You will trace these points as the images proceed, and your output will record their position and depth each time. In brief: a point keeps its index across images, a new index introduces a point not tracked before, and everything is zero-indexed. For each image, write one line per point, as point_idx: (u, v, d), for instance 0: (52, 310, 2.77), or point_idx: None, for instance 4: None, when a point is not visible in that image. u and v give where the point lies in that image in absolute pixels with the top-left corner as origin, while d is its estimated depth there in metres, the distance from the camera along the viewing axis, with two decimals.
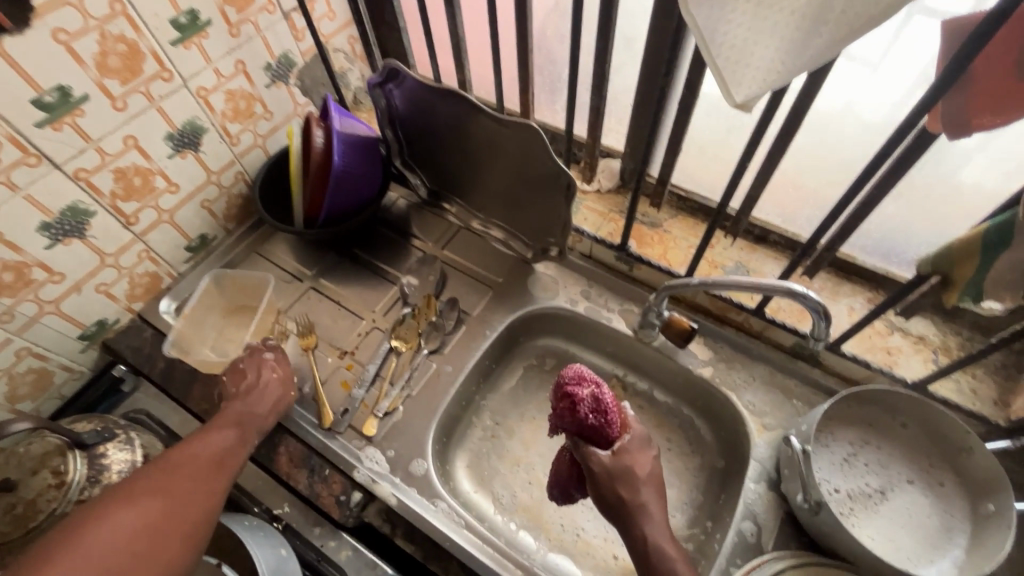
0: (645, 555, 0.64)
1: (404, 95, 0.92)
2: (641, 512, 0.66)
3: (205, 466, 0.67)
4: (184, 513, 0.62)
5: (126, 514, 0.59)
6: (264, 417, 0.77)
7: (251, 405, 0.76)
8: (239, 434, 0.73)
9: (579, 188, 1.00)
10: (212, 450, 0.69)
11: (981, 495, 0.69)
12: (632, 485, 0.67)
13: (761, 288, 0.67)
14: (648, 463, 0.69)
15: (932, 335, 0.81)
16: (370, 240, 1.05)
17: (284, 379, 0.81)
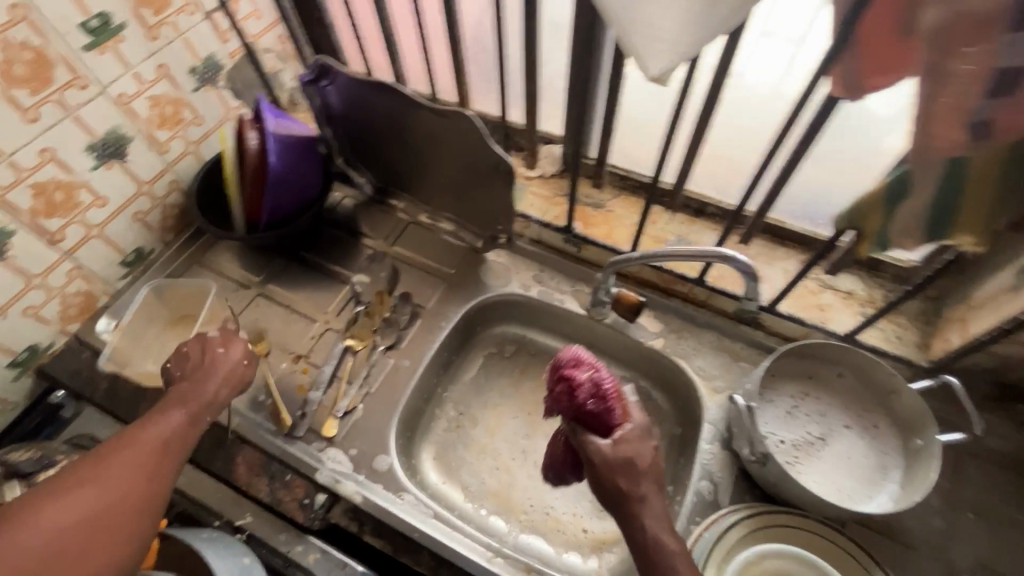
0: (647, 554, 0.57)
1: (338, 92, 0.91)
2: (639, 503, 0.60)
3: (153, 449, 0.62)
4: (133, 498, 0.58)
5: (66, 502, 0.55)
6: (213, 399, 0.70)
7: (201, 384, 0.71)
8: (189, 415, 0.67)
9: (522, 175, 1.01)
10: (162, 433, 0.64)
11: (910, 432, 0.74)
12: (632, 476, 0.61)
13: (696, 255, 0.70)
14: (650, 455, 0.63)
15: (860, 289, 0.86)
16: (317, 242, 1.03)
17: (239, 360, 0.75)
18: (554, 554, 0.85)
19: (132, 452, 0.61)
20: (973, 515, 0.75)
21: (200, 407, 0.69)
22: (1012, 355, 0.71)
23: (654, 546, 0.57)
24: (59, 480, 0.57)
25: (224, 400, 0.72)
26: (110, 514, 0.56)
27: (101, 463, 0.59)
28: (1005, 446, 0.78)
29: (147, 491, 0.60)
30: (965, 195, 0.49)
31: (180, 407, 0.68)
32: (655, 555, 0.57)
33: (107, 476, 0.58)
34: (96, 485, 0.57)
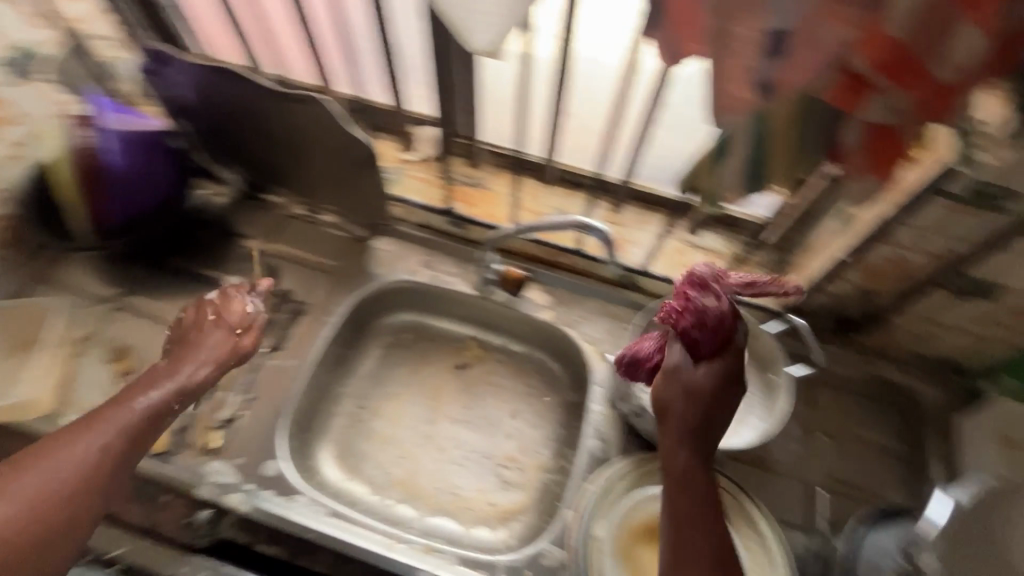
0: (679, 489, 0.57)
1: (183, 80, 0.83)
2: (683, 434, 0.59)
3: (131, 429, 0.62)
4: (103, 478, 0.59)
5: (40, 476, 0.56)
6: (201, 378, 0.71)
7: (177, 364, 0.71)
8: (170, 394, 0.68)
9: (399, 160, 0.99)
10: (138, 409, 0.64)
11: (767, 367, 0.82)
12: (695, 416, 0.59)
13: (557, 225, 0.75)
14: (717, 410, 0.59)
15: (721, 246, 0.93)
16: (184, 244, 0.95)
17: (231, 332, 0.77)
18: (464, 531, 0.86)
19: (108, 431, 0.61)
20: (824, 436, 0.84)
21: (184, 387, 0.69)
22: (841, 291, 0.80)
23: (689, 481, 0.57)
24: (33, 452, 0.58)
25: (207, 378, 0.72)
26: (84, 491, 0.57)
27: (75, 439, 0.59)
28: (849, 373, 0.87)
29: (118, 473, 0.60)
30: (771, 148, 0.52)
31: (166, 382, 0.68)
32: (689, 491, 0.56)
33: (80, 454, 0.58)
34: (70, 461, 0.58)
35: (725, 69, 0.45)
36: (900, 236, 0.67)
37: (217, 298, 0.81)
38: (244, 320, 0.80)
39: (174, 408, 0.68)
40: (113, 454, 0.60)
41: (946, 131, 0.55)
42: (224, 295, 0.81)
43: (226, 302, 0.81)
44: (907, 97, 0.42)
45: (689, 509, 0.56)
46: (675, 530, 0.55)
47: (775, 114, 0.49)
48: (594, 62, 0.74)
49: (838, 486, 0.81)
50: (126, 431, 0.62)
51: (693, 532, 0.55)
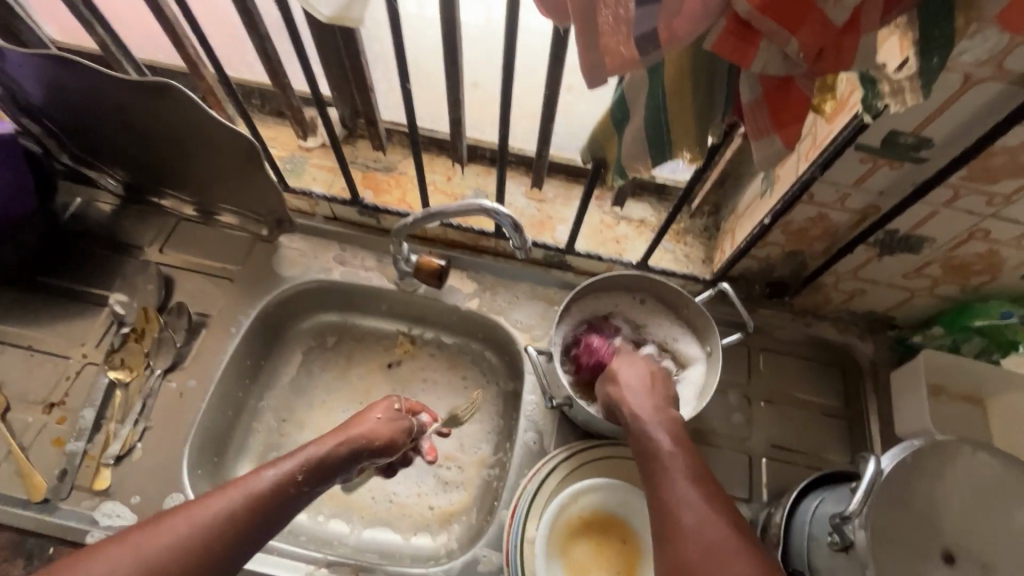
0: (642, 428, 0.58)
1: (23, 73, 0.71)
2: (631, 392, 0.62)
3: (258, 509, 0.53)
4: (222, 551, 0.50)
5: (160, 535, 0.48)
6: (328, 453, 0.59)
7: (333, 438, 0.61)
8: (291, 466, 0.56)
9: (298, 148, 0.89)
10: (269, 488, 0.54)
11: (702, 338, 0.79)
12: (633, 379, 0.64)
13: (464, 210, 0.68)
14: (648, 368, 0.66)
15: (651, 216, 0.88)
16: (59, 260, 0.84)
17: (375, 421, 0.65)
18: (402, 541, 0.81)
19: (237, 498, 0.52)
20: (764, 404, 0.82)
21: (311, 462, 0.57)
22: (770, 255, 0.77)
23: (647, 418, 0.58)
24: (173, 511, 0.50)
25: (344, 454, 0.60)
26: (189, 569, 0.48)
27: (207, 503, 0.51)
28: (785, 337, 0.85)
29: (227, 556, 0.50)
30: (669, 105, 0.47)
31: (300, 454, 0.58)
32: (645, 426, 0.58)
33: (201, 523, 0.49)
34: (189, 528, 0.49)
35: (597, 21, 0.39)
36: (821, 194, 0.64)
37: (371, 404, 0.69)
38: (388, 421, 0.67)
39: (301, 487, 0.56)
40: (233, 526, 0.51)
41: (853, 78, 0.52)
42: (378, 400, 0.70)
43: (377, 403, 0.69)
44: (799, 43, 0.37)
45: (654, 439, 0.56)
46: (648, 466, 0.54)
47: (666, 66, 0.45)
48: (489, 25, 0.71)
49: (778, 453, 0.80)
50: (249, 504, 0.52)
51: (662, 458, 0.54)
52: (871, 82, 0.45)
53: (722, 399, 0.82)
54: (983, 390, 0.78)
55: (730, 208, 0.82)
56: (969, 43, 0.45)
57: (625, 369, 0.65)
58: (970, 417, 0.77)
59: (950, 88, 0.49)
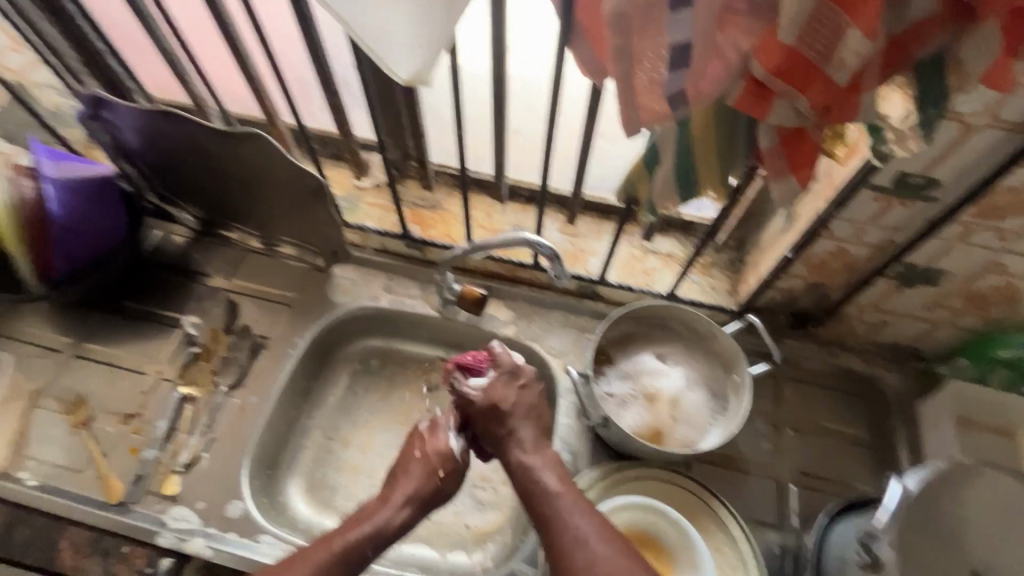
0: (520, 490, 0.65)
1: (128, 124, 0.82)
2: (506, 443, 0.69)
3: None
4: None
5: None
6: (397, 526, 0.65)
7: (384, 506, 0.66)
8: (364, 540, 0.63)
9: (353, 187, 0.99)
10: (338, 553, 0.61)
11: (730, 365, 0.83)
12: (496, 420, 0.71)
13: (507, 242, 0.75)
14: (507, 398, 0.71)
15: (677, 250, 0.94)
16: (139, 287, 0.94)
17: (437, 479, 0.69)
18: (439, 557, 0.85)
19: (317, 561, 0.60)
20: (793, 431, 0.84)
21: (379, 533, 0.64)
22: (793, 287, 0.81)
23: (524, 473, 0.66)
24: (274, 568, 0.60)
25: (404, 522, 0.66)
26: None
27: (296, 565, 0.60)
28: (811, 366, 0.88)
29: None
30: (696, 149, 0.54)
31: (361, 525, 0.64)
32: (524, 489, 0.65)
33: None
34: None
35: (635, 83, 0.46)
36: (839, 229, 0.69)
37: (412, 435, 0.74)
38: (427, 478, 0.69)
39: (368, 556, 0.63)
40: None
41: (861, 127, 0.58)
42: (433, 428, 0.73)
43: (433, 438, 0.73)
44: (808, 99, 0.43)
45: (540, 509, 0.62)
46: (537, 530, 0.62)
47: (692, 118, 0.52)
48: (530, 79, 0.80)
49: (808, 480, 0.81)
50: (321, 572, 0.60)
51: (549, 528, 0.60)
52: (877, 131, 0.51)
53: (750, 426, 0.85)
54: (1013, 422, 0.79)
55: (754, 243, 0.87)
56: (965, 96, 0.51)
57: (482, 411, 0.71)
58: (999, 448, 0.78)
59: (952, 134, 0.55)
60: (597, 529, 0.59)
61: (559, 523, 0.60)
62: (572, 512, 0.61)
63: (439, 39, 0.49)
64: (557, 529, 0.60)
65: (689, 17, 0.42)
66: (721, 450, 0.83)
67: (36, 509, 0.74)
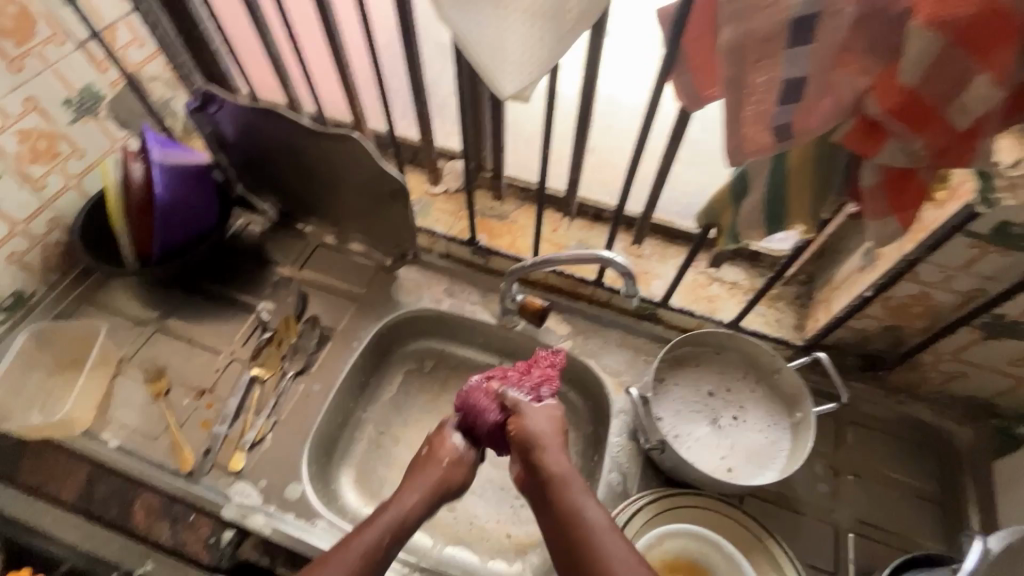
0: (549, 505, 0.59)
1: (229, 119, 0.87)
2: (540, 452, 0.63)
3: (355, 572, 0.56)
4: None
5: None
6: (412, 509, 0.62)
7: (402, 498, 0.63)
8: (378, 532, 0.59)
9: (426, 192, 1.03)
10: (362, 547, 0.57)
11: (791, 405, 0.81)
12: (539, 432, 0.65)
13: (579, 258, 0.75)
14: (557, 426, 0.68)
15: (743, 279, 0.93)
16: (221, 271, 0.99)
17: (443, 466, 0.67)
18: (479, 563, 0.84)
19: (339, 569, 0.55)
20: (852, 477, 0.82)
21: (395, 523, 0.60)
22: (866, 327, 0.79)
23: (559, 486, 0.59)
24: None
25: (419, 510, 0.62)
26: None
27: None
28: (877, 412, 0.85)
29: None
30: (790, 181, 0.54)
31: (380, 517, 0.60)
32: (556, 506, 0.58)
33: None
34: None
35: (742, 114, 0.46)
36: (925, 272, 0.67)
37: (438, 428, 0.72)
38: (429, 475, 0.66)
39: (386, 545, 0.59)
40: None
41: (966, 171, 0.57)
42: (441, 429, 0.72)
43: (440, 437, 0.71)
44: (923, 142, 0.44)
45: (573, 525, 0.56)
46: (567, 557, 0.55)
47: (791, 152, 0.52)
48: (615, 102, 0.82)
49: (867, 530, 0.78)
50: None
51: (584, 552, 0.53)
52: None
53: (808, 467, 0.82)
54: None
55: (825, 279, 0.86)
56: None
57: (534, 418, 0.67)
58: None
59: None
60: (639, 561, 0.52)
61: (595, 544, 0.54)
62: (610, 538, 0.54)
63: (549, 60, 0.51)
64: (592, 555, 0.53)
65: (810, 54, 0.42)
66: (776, 488, 0.81)
67: (114, 469, 0.79)
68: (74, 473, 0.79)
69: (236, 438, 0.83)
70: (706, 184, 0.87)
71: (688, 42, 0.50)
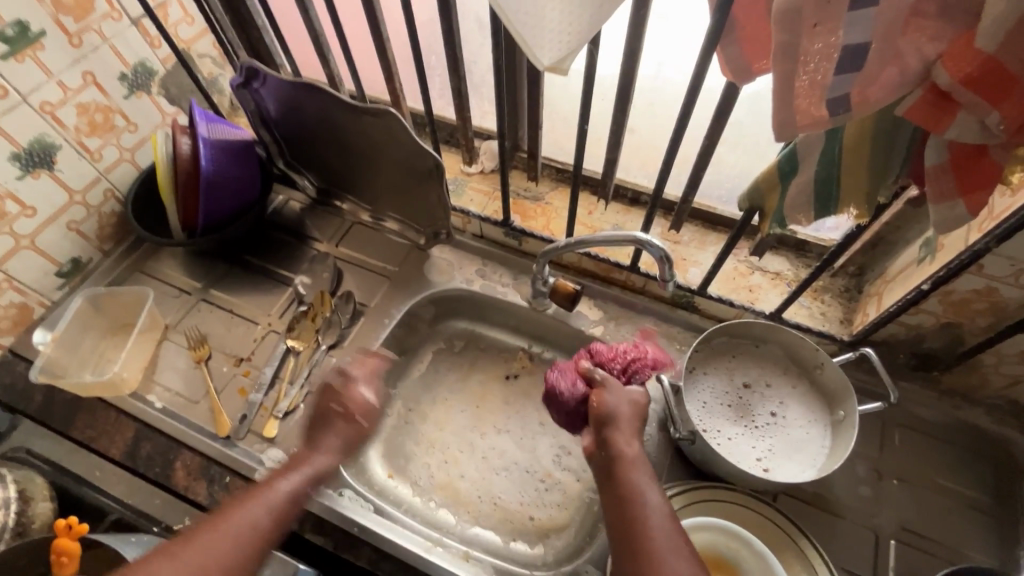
0: (610, 479, 0.60)
1: (272, 94, 0.88)
2: (613, 432, 0.63)
3: (272, 514, 0.63)
4: (246, 559, 0.59)
5: (201, 554, 0.57)
6: (326, 461, 0.70)
7: (316, 449, 0.71)
8: (303, 479, 0.67)
9: (461, 172, 1.02)
10: (278, 495, 0.64)
11: (834, 402, 0.77)
12: (620, 416, 0.64)
13: (614, 240, 0.72)
14: (637, 408, 0.66)
15: (787, 270, 0.89)
16: (262, 245, 1.02)
17: (352, 426, 0.73)
18: (501, 543, 0.84)
19: (263, 513, 0.62)
20: (896, 481, 0.77)
21: (314, 473, 0.69)
22: (921, 324, 0.74)
23: (624, 465, 0.60)
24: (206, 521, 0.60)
25: (335, 463, 0.71)
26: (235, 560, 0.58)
27: (234, 517, 0.60)
28: (927, 414, 0.80)
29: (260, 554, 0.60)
30: (844, 160, 0.51)
31: (298, 468, 0.68)
32: (619, 483, 0.59)
33: (234, 533, 0.59)
34: (220, 530, 0.59)
35: (794, 85, 0.44)
36: (994, 266, 0.62)
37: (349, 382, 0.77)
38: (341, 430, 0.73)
39: (307, 490, 0.67)
40: (264, 529, 0.61)
41: None
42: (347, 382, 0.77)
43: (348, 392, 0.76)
44: (1001, 115, 0.40)
45: (632, 504, 0.56)
46: (618, 528, 0.56)
47: (847, 128, 0.49)
48: (656, 81, 0.79)
49: (910, 538, 0.74)
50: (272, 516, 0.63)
51: (636, 531, 0.55)
52: None
53: (849, 468, 0.78)
54: None
55: (879, 272, 0.81)
56: None
57: (616, 396, 0.66)
58: None
59: None
60: (690, 554, 0.53)
61: (650, 527, 0.55)
62: (666, 526, 0.55)
63: (590, 29, 0.49)
64: (643, 536, 0.54)
65: (872, 17, 0.39)
66: (812, 488, 0.77)
67: (158, 429, 0.84)
68: (122, 430, 0.84)
69: (270, 406, 0.85)
70: (751, 168, 0.83)
71: (737, 11, 0.47)
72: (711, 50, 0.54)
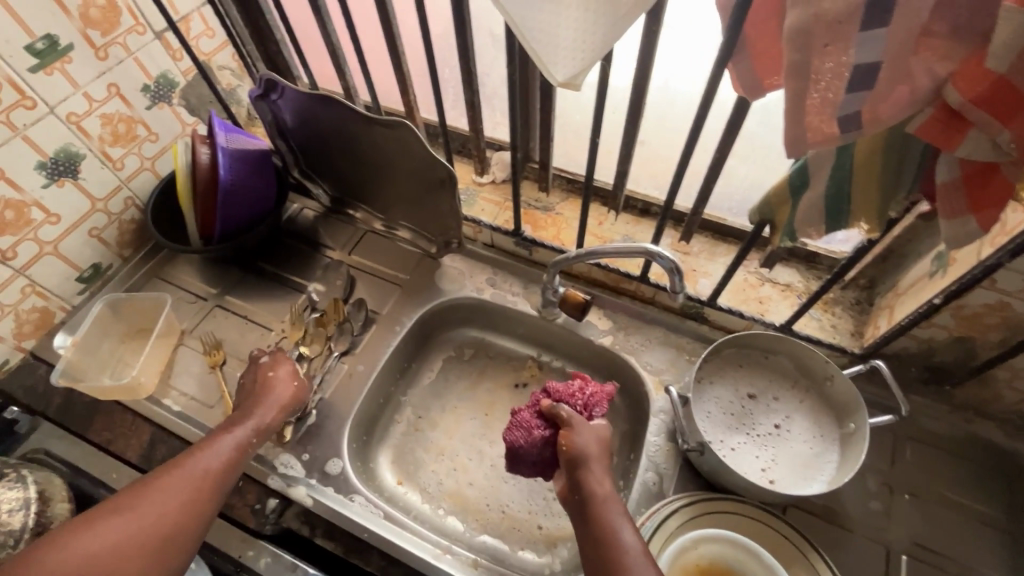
0: (585, 520, 0.61)
1: (289, 105, 0.90)
2: (585, 473, 0.64)
3: (218, 467, 0.68)
4: (199, 504, 0.65)
5: (146, 508, 0.62)
6: (268, 416, 0.75)
7: (260, 406, 0.76)
8: (247, 431, 0.73)
9: (473, 182, 1.04)
10: (225, 446, 0.70)
11: (844, 414, 0.77)
12: (590, 456, 0.66)
13: (624, 252, 0.73)
14: (604, 444, 0.68)
15: (797, 281, 0.89)
16: (276, 253, 1.04)
17: (292, 384, 0.80)
18: (509, 551, 0.84)
19: (214, 458, 0.68)
20: (908, 496, 0.77)
21: (258, 425, 0.74)
22: (933, 337, 0.74)
23: (598, 505, 0.61)
24: (156, 474, 0.65)
25: (277, 420, 0.76)
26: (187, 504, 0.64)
27: (185, 466, 0.66)
28: (938, 428, 0.80)
29: (213, 500, 0.66)
30: (855, 175, 0.51)
31: (240, 423, 0.73)
32: (593, 524, 0.60)
33: (187, 480, 0.65)
34: (170, 481, 0.64)
35: (805, 103, 0.44)
36: (1007, 281, 0.62)
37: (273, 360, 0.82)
38: (284, 386, 0.79)
39: (253, 442, 0.73)
40: (213, 477, 0.67)
41: None
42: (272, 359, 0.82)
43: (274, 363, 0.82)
44: (1011, 134, 0.40)
45: (608, 543, 0.57)
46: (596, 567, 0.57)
47: (859, 143, 0.49)
48: (667, 94, 0.80)
49: (922, 553, 0.73)
50: (223, 464, 0.68)
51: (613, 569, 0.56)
52: None
53: (859, 482, 0.78)
54: None
55: (890, 285, 0.81)
56: None
57: (583, 434, 0.68)
58: None
59: None
60: None
61: (626, 563, 0.55)
62: (641, 561, 0.56)
63: (603, 45, 0.50)
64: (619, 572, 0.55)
65: (884, 37, 0.39)
66: (822, 500, 0.77)
67: (173, 432, 0.86)
68: (138, 433, 0.86)
69: None
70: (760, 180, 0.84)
71: (750, 28, 0.48)
72: (722, 65, 0.55)
